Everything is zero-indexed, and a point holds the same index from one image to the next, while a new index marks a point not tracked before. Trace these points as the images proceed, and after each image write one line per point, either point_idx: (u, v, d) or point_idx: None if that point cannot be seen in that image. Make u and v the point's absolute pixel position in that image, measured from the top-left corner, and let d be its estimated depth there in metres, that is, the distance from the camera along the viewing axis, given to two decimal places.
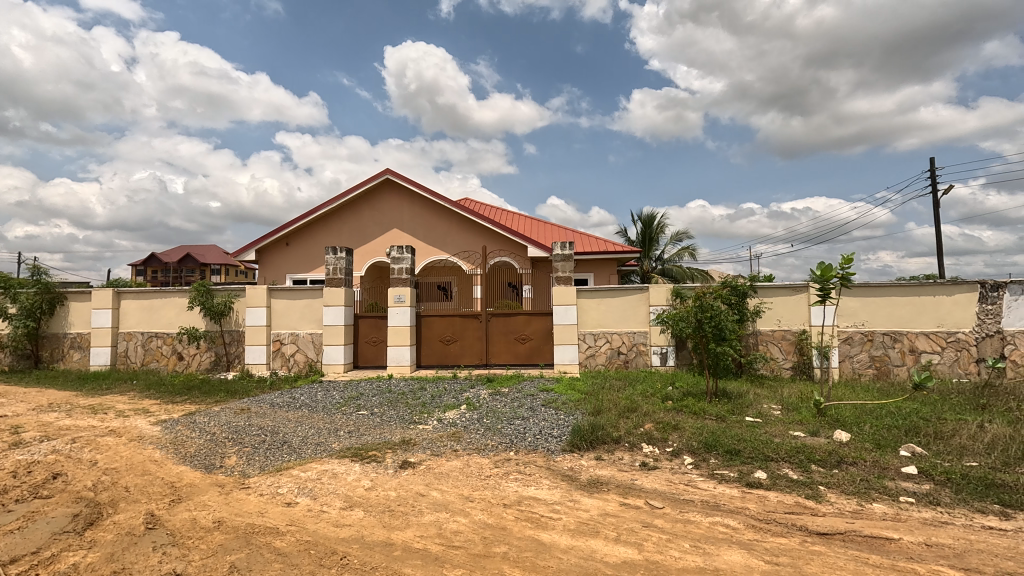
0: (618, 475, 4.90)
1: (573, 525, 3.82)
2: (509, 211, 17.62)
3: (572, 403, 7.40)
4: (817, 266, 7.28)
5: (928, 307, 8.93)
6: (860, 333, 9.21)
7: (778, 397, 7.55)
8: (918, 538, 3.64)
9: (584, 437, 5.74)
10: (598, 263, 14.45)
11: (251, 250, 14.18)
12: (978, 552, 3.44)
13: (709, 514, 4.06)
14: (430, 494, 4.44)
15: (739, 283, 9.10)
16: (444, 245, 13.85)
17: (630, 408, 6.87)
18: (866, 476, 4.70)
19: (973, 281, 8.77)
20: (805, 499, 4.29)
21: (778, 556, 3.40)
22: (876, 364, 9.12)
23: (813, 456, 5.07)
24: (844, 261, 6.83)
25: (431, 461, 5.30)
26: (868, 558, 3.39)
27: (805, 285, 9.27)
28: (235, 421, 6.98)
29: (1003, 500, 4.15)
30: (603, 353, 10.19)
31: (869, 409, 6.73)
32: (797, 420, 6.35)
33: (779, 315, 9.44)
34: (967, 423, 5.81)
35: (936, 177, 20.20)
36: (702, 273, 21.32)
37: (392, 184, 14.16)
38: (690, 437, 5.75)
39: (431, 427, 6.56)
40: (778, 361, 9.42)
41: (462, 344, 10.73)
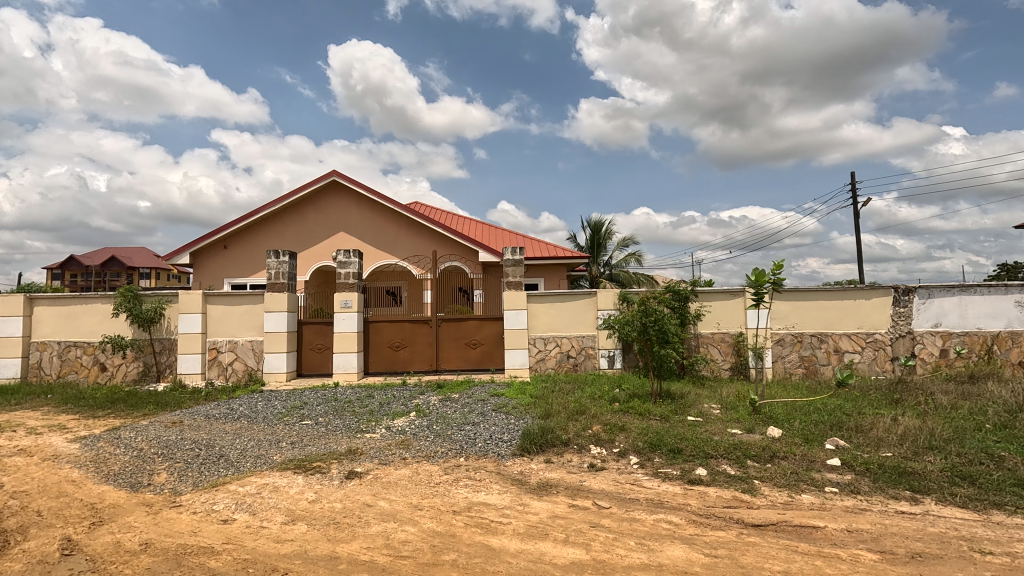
0: (566, 477, 4.98)
1: (522, 529, 3.84)
2: (460, 216, 17.58)
3: (522, 407, 7.46)
4: (752, 272, 7.72)
5: (850, 310, 9.65)
6: (791, 335, 9.79)
7: (717, 397, 7.91)
8: (841, 525, 3.91)
9: (534, 441, 5.79)
10: (548, 268, 14.64)
11: (185, 253, 13.40)
12: (893, 536, 3.74)
13: (653, 511, 4.20)
14: (377, 504, 4.33)
15: (681, 287, 9.50)
16: (393, 249, 13.62)
17: (579, 411, 7.01)
18: (796, 469, 5.01)
19: (888, 286, 9.58)
20: (741, 493, 4.52)
21: (717, 549, 3.56)
22: (805, 363, 9.74)
23: (748, 452, 5.35)
24: (776, 267, 7.27)
25: (379, 470, 5.18)
26: (798, 547, 3.61)
27: (741, 289, 9.79)
28: (166, 435, 6.54)
29: (913, 486, 4.54)
30: (553, 357, 10.32)
31: (798, 406, 7.17)
32: (734, 418, 6.69)
33: (718, 318, 9.91)
34: (884, 417, 6.31)
35: (856, 190, 21.88)
36: (648, 278, 22.06)
37: (339, 185, 13.78)
38: (635, 438, 5.92)
39: (379, 435, 6.43)
40: (718, 362, 9.88)
41: (412, 350, 10.57)
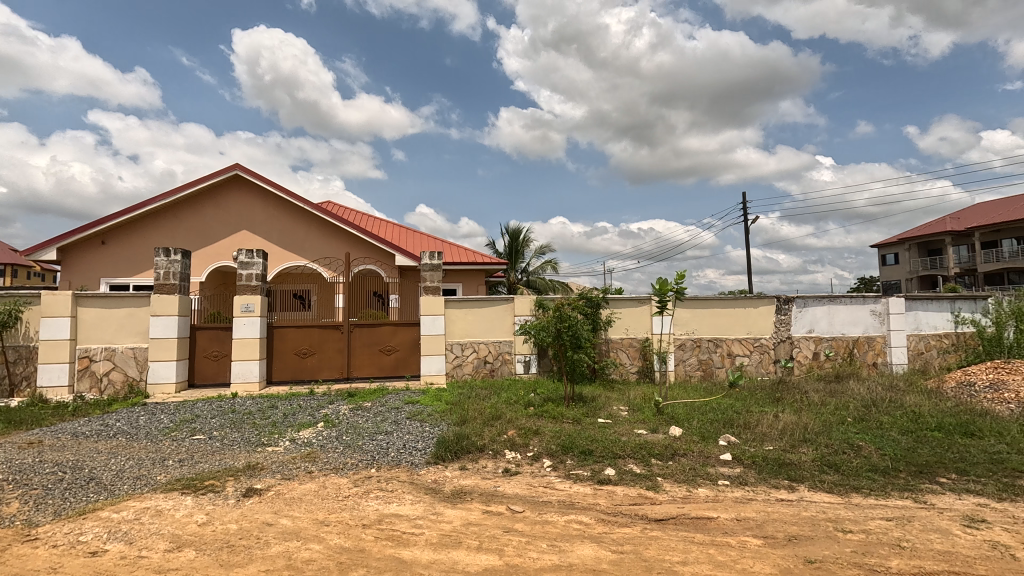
0: (481, 483, 4.97)
1: (435, 538, 3.78)
2: (376, 218, 17.06)
3: (438, 415, 7.35)
4: (657, 281, 8.23)
5: (741, 317, 10.61)
6: (691, 340, 10.55)
7: (625, 399, 8.32)
8: (732, 515, 4.27)
9: (449, 448, 5.73)
10: (466, 274, 14.61)
11: (51, 248, 11.74)
12: (773, 521, 4.14)
13: (565, 512, 4.31)
14: (278, 522, 4.04)
15: (593, 294, 9.92)
16: (302, 250, 12.89)
17: (495, 416, 7.04)
18: (694, 464, 5.40)
19: (772, 296, 10.66)
20: (645, 490, 4.79)
21: (623, 545, 3.73)
22: (702, 366, 10.54)
23: (653, 450, 5.68)
24: (678, 277, 7.82)
25: (281, 485, 4.84)
26: (694, 537, 3.88)
27: (648, 297, 10.41)
28: (19, 459, 5.64)
29: (791, 476, 5.07)
30: (469, 362, 10.29)
31: (696, 406, 7.75)
32: (640, 419, 7.08)
33: (627, 324, 10.44)
34: (767, 414, 7.00)
35: (746, 208, 24.25)
36: (563, 285, 22.77)
37: (242, 180, 12.82)
38: (549, 441, 6.06)
39: (283, 449, 6.02)
40: (626, 366, 10.40)
41: (321, 357, 10.04)
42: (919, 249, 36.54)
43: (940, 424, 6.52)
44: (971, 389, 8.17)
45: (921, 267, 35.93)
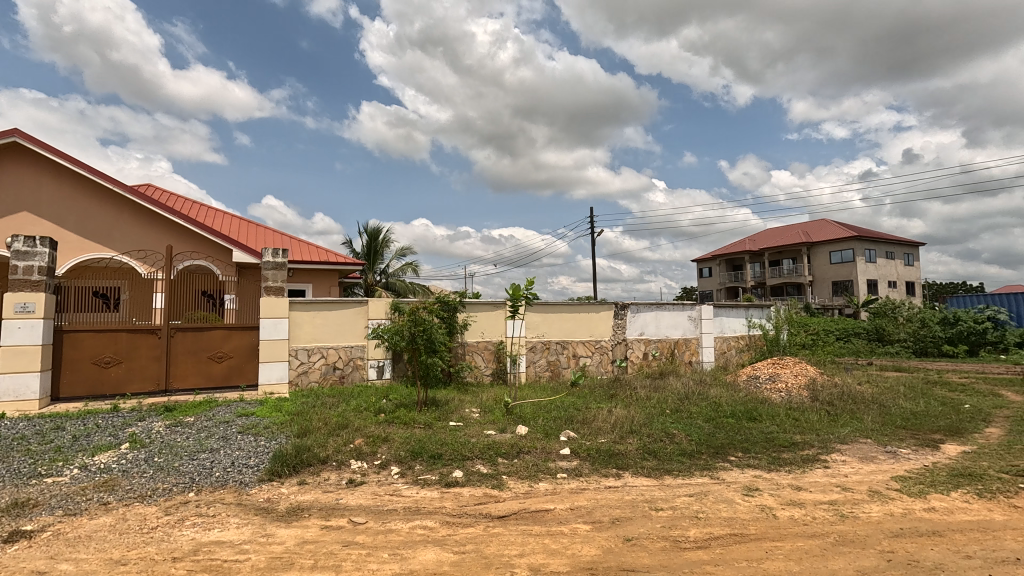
0: (321, 497, 4.68)
1: (263, 563, 3.46)
2: (209, 207, 15.12)
3: (276, 427, 6.74)
4: (510, 287, 8.60)
5: (585, 321, 11.58)
6: (541, 342, 11.19)
7: (477, 401, 8.53)
8: (566, 505, 4.62)
9: (286, 462, 5.29)
10: (316, 274, 13.67)
11: None
12: (601, 507, 4.58)
13: (410, 519, 4.27)
14: (54, 569, 3.34)
15: (449, 298, 10.01)
16: (108, 240, 10.88)
17: (342, 425, 6.70)
18: (536, 460, 5.74)
19: (611, 302, 11.83)
20: (490, 489, 4.95)
21: (465, 545, 3.82)
22: (550, 367, 11.24)
23: (499, 450, 5.91)
24: (529, 283, 8.26)
25: (63, 523, 4.02)
26: (532, 530, 4.12)
27: (502, 302, 10.81)
28: None
29: (618, 464, 5.66)
30: (316, 369, 9.63)
31: (543, 405, 8.26)
32: (491, 420, 7.32)
33: (482, 328, 10.70)
34: (603, 410, 7.73)
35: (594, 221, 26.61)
36: (422, 288, 22.52)
37: (23, 150, 10.41)
38: (398, 447, 5.95)
39: (68, 479, 4.99)
40: (481, 369, 10.65)
41: (130, 367, 8.58)
42: (726, 264, 43.54)
43: (732, 411, 7.85)
44: (756, 382, 9.97)
45: (727, 279, 42.85)
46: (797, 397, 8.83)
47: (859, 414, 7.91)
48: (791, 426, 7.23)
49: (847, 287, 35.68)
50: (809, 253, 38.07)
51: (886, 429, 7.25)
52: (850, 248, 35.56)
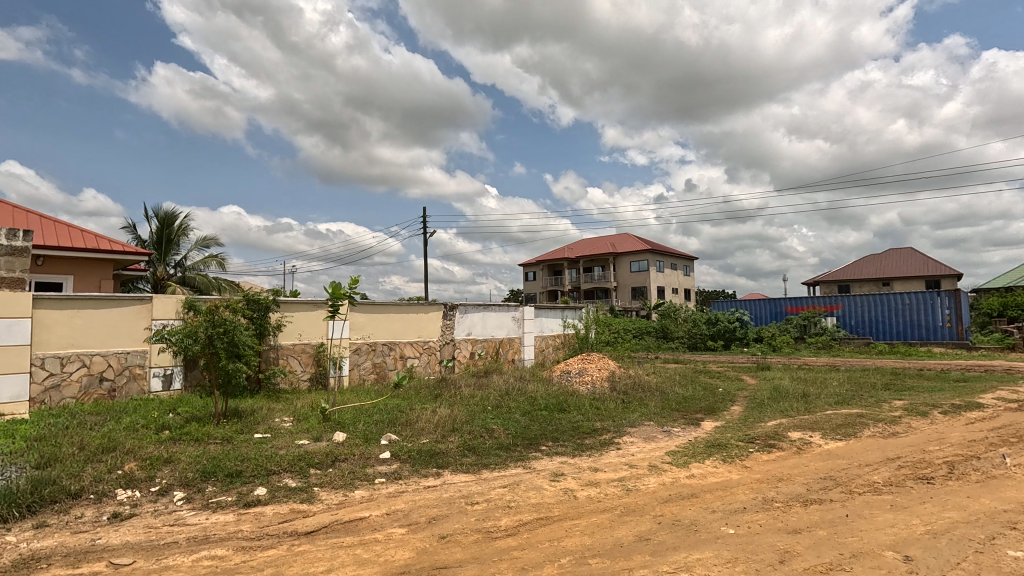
0: (69, 541, 3.76)
1: None
2: None
3: (4, 458, 5.23)
4: (330, 285, 8.06)
5: (413, 322, 11.46)
6: (365, 344, 10.69)
7: (290, 409, 7.80)
8: (382, 511, 4.49)
9: (16, 502, 4.13)
10: (80, 264, 11.07)
11: None
12: (418, 508, 4.55)
13: (194, 550, 3.69)
14: None
15: (260, 296, 8.95)
16: None
17: (107, 448, 5.51)
18: (353, 468, 5.46)
19: (440, 303, 11.92)
20: (298, 504, 4.56)
21: (264, 570, 3.44)
22: (376, 369, 10.81)
23: (312, 460, 5.49)
24: (351, 281, 7.84)
25: None
26: (343, 542, 3.90)
27: (324, 301, 10.11)
28: None
29: (438, 463, 5.70)
30: (74, 382, 7.76)
31: (364, 409, 7.93)
32: (304, 428, 6.75)
33: (299, 329, 9.83)
34: (427, 410, 7.73)
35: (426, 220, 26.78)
36: (230, 284, 19.87)
37: None
38: (184, 468, 5.11)
39: None
40: (297, 374, 9.76)
41: None
42: (548, 269, 47.41)
43: (546, 404, 8.54)
44: (568, 376, 11.00)
45: (548, 283, 46.64)
46: (600, 389, 10.00)
47: (645, 401, 9.29)
48: (593, 415, 8.15)
49: (642, 292, 41.75)
50: (615, 262, 43.56)
51: (664, 412, 8.64)
52: (645, 259, 41.64)
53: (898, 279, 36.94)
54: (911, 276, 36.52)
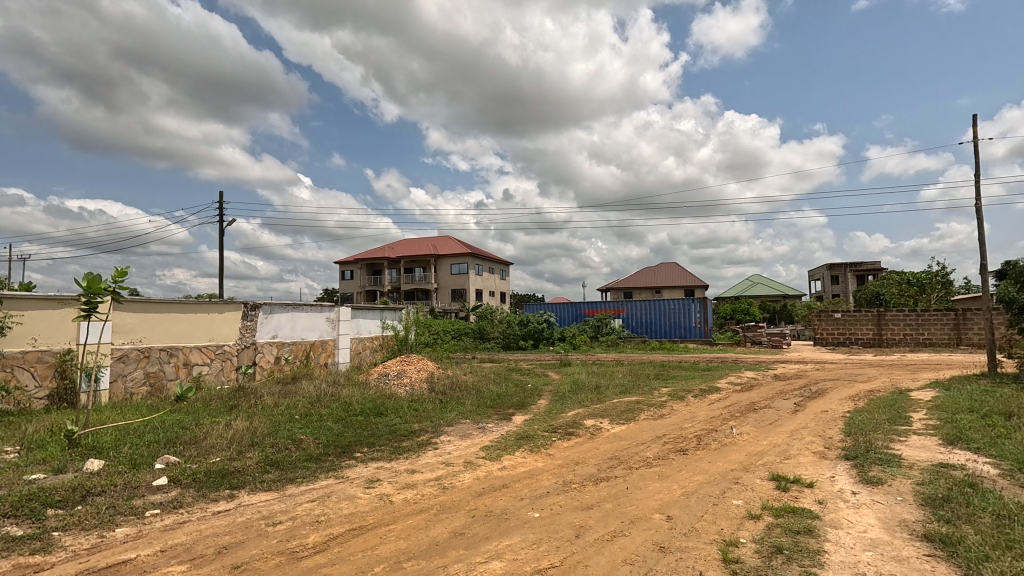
0: None
1: None
2: None
3: None
4: (82, 276, 6.44)
5: (203, 323, 9.88)
6: (136, 350, 8.74)
7: (16, 437, 6.00)
8: (155, 548, 3.75)
9: None
10: None
11: None
12: (204, 539, 3.92)
13: None
14: None
15: None
16: None
17: None
18: (114, 501, 4.45)
19: (239, 302, 10.54)
20: (27, 557, 3.53)
21: None
22: (150, 380, 8.93)
23: (50, 499, 4.31)
24: (116, 273, 6.37)
25: None
26: None
27: (75, 298, 8.09)
28: None
29: (231, 484, 4.99)
30: None
31: (132, 429, 6.55)
32: (39, 459, 5.27)
33: (34, 332, 7.63)
34: (218, 424, 6.73)
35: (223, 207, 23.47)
36: None
37: None
38: None
39: None
40: (28, 391, 7.56)
41: None
42: (366, 268, 45.61)
43: (361, 409, 8.18)
44: (385, 379, 10.70)
45: (367, 282, 44.80)
46: (418, 390, 9.98)
47: (462, 399, 9.57)
48: (411, 417, 8.09)
49: (462, 294, 42.98)
50: (436, 264, 44.01)
51: (480, 409, 9.01)
52: (465, 262, 42.99)
53: (667, 288, 44.84)
54: (675, 285, 44.67)
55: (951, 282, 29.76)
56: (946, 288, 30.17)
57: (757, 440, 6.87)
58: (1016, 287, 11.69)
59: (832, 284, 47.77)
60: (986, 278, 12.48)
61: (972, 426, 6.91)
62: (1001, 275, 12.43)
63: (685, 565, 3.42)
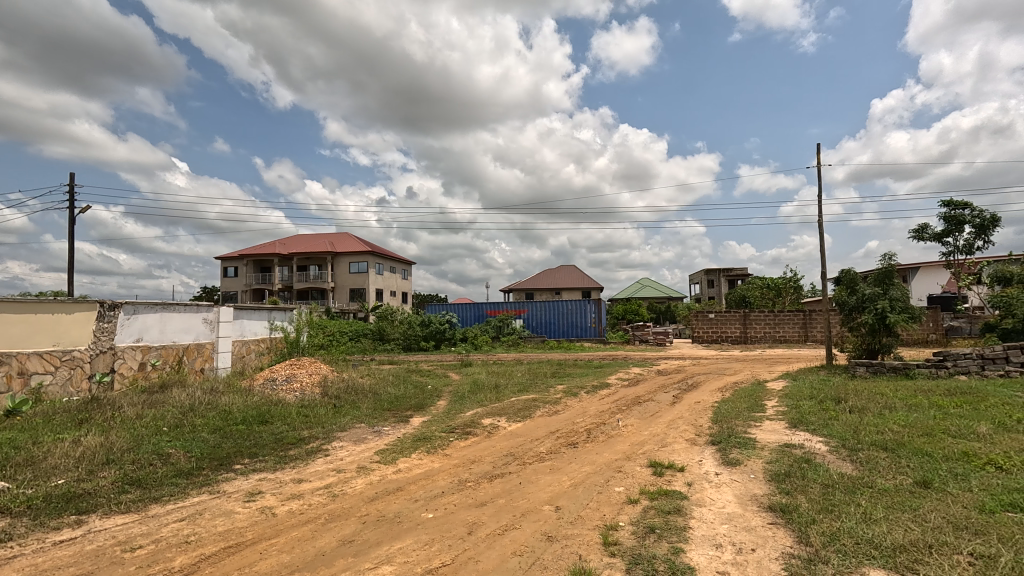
0: None
1: None
2: None
3: None
4: None
5: (44, 325, 8.49)
6: None
7: None
8: None
9: None
10: None
11: None
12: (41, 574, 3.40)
13: None
14: None
15: None
16: None
17: None
18: None
19: (94, 301, 9.20)
20: None
21: None
22: None
23: None
24: None
25: None
26: None
27: None
28: None
29: (79, 508, 4.38)
30: None
31: None
32: None
33: None
34: (64, 442, 5.85)
35: (73, 191, 20.42)
36: None
37: None
38: None
39: None
40: None
41: None
42: (253, 265, 42.19)
43: (243, 417, 7.56)
44: (272, 384, 9.98)
45: (254, 280, 41.36)
46: (310, 395, 9.44)
47: (358, 403, 9.25)
48: (300, 423, 7.64)
49: (361, 294, 41.33)
50: (332, 262, 41.89)
51: (376, 412, 8.76)
52: (364, 261, 41.38)
53: (565, 291, 46.76)
54: (573, 287, 46.70)
55: (801, 286, 34.43)
56: (796, 292, 34.86)
57: (640, 431, 7.43)
58: (847, 291, 13.94)
59: (708, 287, 52.98)
60: (825, 284, 14.65)
61: (811, 411, 8.08)
62: (836, 281, 14.68)
63: (570, 552, 3.63)
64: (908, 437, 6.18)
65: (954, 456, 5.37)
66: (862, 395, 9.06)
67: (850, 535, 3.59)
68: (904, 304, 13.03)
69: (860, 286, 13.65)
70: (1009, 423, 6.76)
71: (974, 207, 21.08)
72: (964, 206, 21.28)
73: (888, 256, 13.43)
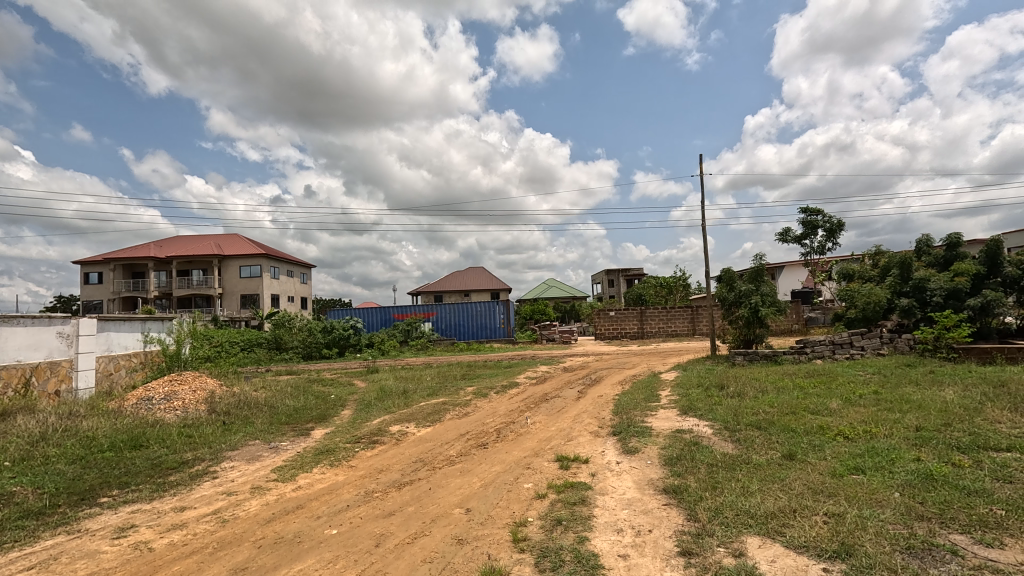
0: None
1: None
2: None
3: None
4: None
5: None
6: None
7: None
8: None
9: None
10: None
11: None
12: None
13: None
14: None
15: None
16: None
17: None
18: None
19: None
20: None
21: None
22: None
23: None
24: None
25: None
26: None
27: None
28: None
29: None
30: None
31: None
32: None
33: None
34: None
35: None
36: None
37: None
38: None
39: None
40: None
41: None
42: (122, 270, 37.31)
43: (111, 443, 6.64)
44: (147, 403, 8.88)
45: (123, 287, 36.65)
46: (193, 413, 8.53)
47: (250, 419, 8.53)
48: (181, 445, 6.88)
49: (254, 300, 38.21)
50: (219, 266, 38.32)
51: (272, 427, 8.14)
52: (257, 265, 38.30)
53: (475, 292, 46.79)
54: (482, 289, 46.91)
55: (689, 285, 37.62)
56: (685, 290, 38.01)
57: (547, 427, 7.66)
58: (727, 288, 15.47)
59: (610, 287, 55.95)
60: (709, 282, 16.10)
61: (699, 398, 8.86)
62: (718, 279, 16.17)
63: (479, 552, 3.65)
64: (777, 416, 7.00)
65: (813, 430, 6.17)
66: (740, 381, 10.10)
67: (731, 508, 3.98)
68: (773, 299, 14.71)
69: (737, 284, 15.21)
70: (854, 398, 7.92)
71: (825, 214, 24.34)
72: (817, 213, 24.51)
73: (758, 257, 15.12)
